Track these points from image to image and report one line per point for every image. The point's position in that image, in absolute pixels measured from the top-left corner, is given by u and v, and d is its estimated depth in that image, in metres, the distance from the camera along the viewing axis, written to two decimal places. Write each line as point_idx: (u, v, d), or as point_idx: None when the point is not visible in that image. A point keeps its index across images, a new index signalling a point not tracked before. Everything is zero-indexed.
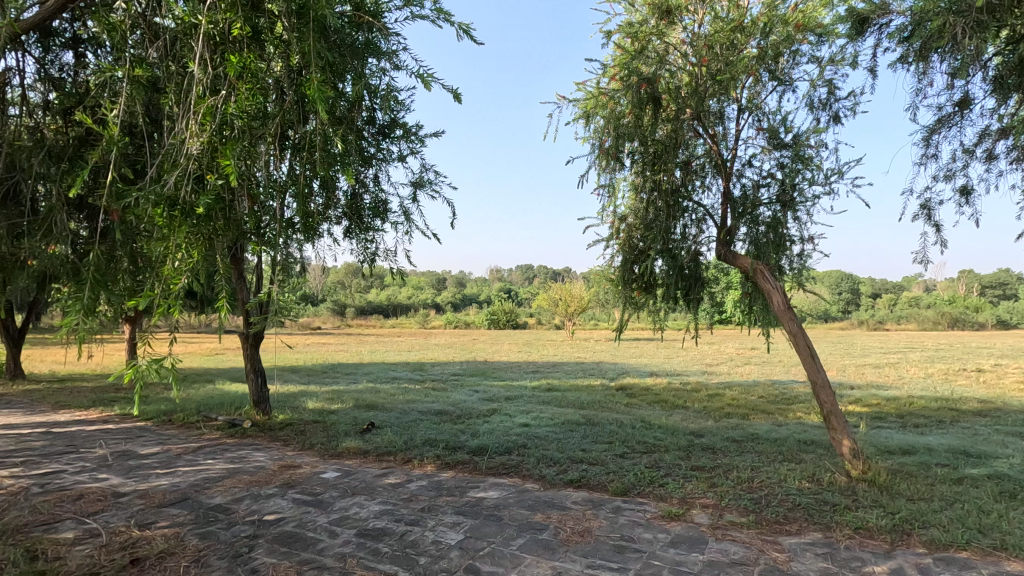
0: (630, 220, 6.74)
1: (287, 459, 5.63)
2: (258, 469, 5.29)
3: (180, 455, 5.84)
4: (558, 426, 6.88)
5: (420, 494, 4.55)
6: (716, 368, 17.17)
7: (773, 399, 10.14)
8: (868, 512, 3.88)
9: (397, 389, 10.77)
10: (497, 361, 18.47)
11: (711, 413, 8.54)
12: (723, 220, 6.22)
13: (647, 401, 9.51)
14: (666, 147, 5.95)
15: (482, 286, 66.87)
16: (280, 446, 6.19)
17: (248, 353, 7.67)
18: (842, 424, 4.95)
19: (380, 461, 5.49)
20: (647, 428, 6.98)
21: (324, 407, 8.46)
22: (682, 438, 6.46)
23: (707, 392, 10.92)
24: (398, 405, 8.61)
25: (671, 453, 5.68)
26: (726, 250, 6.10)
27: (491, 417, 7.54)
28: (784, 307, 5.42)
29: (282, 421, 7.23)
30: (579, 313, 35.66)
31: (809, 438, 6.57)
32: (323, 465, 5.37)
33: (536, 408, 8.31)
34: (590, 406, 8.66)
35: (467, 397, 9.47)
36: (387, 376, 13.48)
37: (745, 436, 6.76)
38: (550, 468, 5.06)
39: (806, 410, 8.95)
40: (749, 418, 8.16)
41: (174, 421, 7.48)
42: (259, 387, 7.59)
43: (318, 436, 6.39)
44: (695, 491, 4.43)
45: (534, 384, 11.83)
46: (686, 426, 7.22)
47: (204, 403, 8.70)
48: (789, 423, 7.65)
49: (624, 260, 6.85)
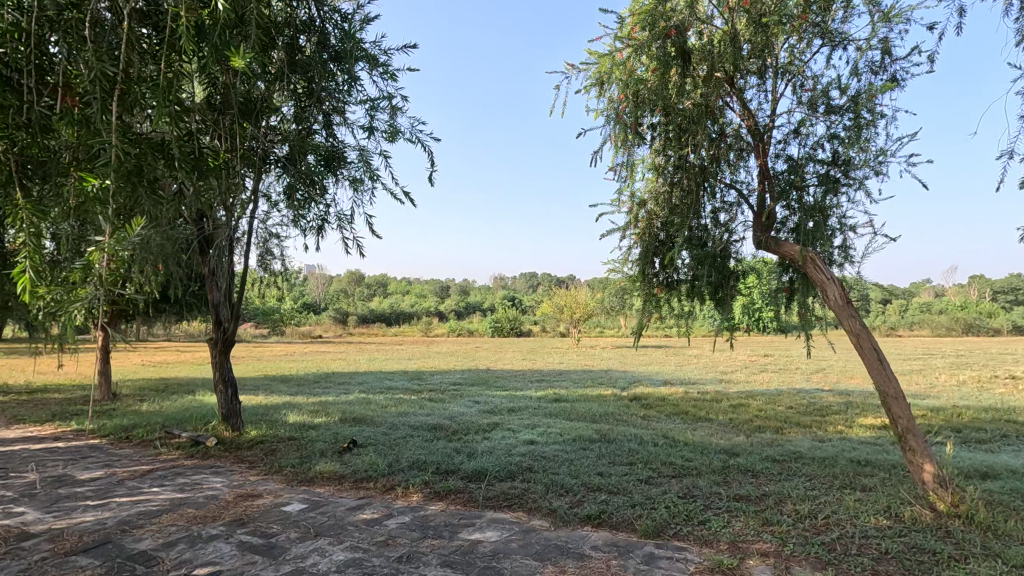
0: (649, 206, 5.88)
1: (246, 486, 4.71)
2: (208, 500, 4.39)
3: (123, 481, 4.95)
4: (569, 444, 5.97)
5: (399, 535, 3.63)
6: (732, 376, 16.16)
7: (805, 410, 9.18)
8: (985, 567, 2.94)
9: (390, 400, 9.86)
10: (500, 370, 17.53)
11: (739, 427, 7.59)
12: (760, 204, 5.33)
13: (666, 413, 8.55)
14: (694, 118, 5.13)
15: (485, 295, 66.12)
16: (245, 468, 5.29)
17: (217, 360, 6.82)
18: (920, 444, 4.03)
19: (358, 489, 4.58)
20: (671, 445, 6.04)
21: (305, 422, 7.56)
22: (715, 458, 5.52)
23: (729, 403, 9.96)
24: (388, 418, 7.69)
25: (706, 478, 4.73)
26: (765, 237, 5.20)
27: (492, 433, 6.61)
28: (841, 301, 4.49)
29: (252, 438, 6.32)
30: (585, 320, 34.69)
31: (863, 459, 5.61)
32: (287, 495, 4.46)
33: (542, 422, 7.38)
34: (603, 419, 7.73)
35: (465, 410, 8.56)
36: (382, 385, 12.56)
37: (787, 454, 5.82)
38: (562, 499, 4.15)
39: (845, 422, 7.98)
40: (786, 432, 7.21)
41: (132, 439, 6.58)
42: (229, 399, 6.73)
43: (289, 456, 5.48)
44: (747, 532, 3.50)
45: (539, 394, 10.91)
46: (716, 444, 6.28)
47: (172, 417, 7.80)
48: (832, 439, 6.69)
49: (644, 250, 5.96)
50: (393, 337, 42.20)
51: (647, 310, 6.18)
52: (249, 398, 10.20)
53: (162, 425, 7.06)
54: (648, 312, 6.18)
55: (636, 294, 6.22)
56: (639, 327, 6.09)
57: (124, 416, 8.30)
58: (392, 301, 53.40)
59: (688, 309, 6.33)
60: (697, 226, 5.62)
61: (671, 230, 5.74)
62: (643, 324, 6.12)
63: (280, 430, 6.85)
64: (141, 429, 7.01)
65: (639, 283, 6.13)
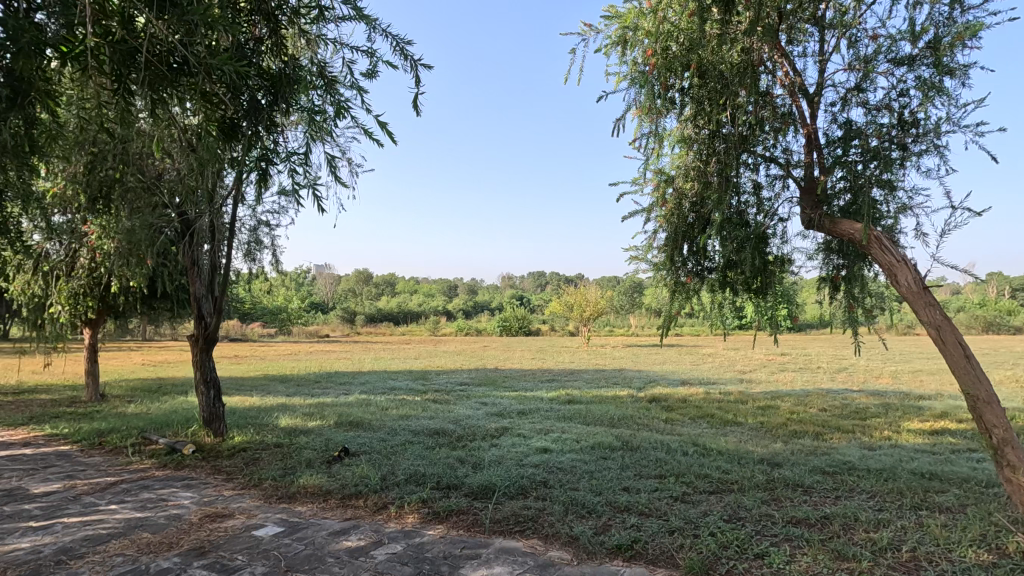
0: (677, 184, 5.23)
1: (217, 504, 4.09)
2: (170, 522, 3.76)
3: (80, 496, 4.34)
4: (587, 453, 5.31)
5: (389, 569, 2.99)
6: (753, 376, 15.33)
7: (842, 413, 8.41)
8: None
9: (391, 402, 9.19)
10: (508, 369, 16.83)
11: (774, 432, 6.87)
12: (808, 178, 4.63)
13: (691, 417, 7.81)
14: (735, 75, 4.51)
15: (494, 294, 65.49)
16: (220, 481, 4.65)
17: (198, 359, 6.19)
18: (1021, 458, 3.41)
19: (345, 509, 3.93)
20: (703, 454, 5.37)
21: (297, 427, 6.93)
22: (756, 470, 4.82)
23: (757, 406, 9.20)
24: (387, 423, 7.03)
25: (750, 496, 4.05)
26: (817, 214, 4.50)
27: (501, 439, 5.94)
28: (916, 287, 3.78)
29: (234, 445, 5.70)
30: (595, 318, 33.88)
31: (926, 471, 4.88)
32: (262, 516, 3.83)
33: (556, 426, 6.68)
34: (623, 423, 7.04)
35: (472, 412, 7.91)
36: (385, 386, 11.92)
37: (837, 465, 5.11)
38: (585, 524, 3.48)
39: (892, 428, 7.20)
40: (828, 439, 6.46)
41: (103, 446, 5.98)
42: (211, 402, 6.10)
43: (271, 467, 4.84)
44: (817, 570, 2.82)
45: (551, 395, 10.21)
46: (752, 452, 5.59)
47: (154, 421, 7.20)
48: (881, 447, 5.96)
49: (672, 232, 5.26)
50: (400, 336, 41.54)
51: (676, 301, 5.46)
52: (243, 401, 9.58)
53: (140, 430, 6.47)
54: (677, 305, 5.46)
55: (662, 284, 5.51)
56: (667, 322, 5.36)
57: (106, 420, 7.72)
58: (399, 300, 52.80)
59: (720, 301, 5.62)
60: (736, 205, 4.93)
61: (707, 208, 5.04)
62: (671, 318, 5.41)
63: (268, 436, 6.23)
64: (118, 434, 6.42)
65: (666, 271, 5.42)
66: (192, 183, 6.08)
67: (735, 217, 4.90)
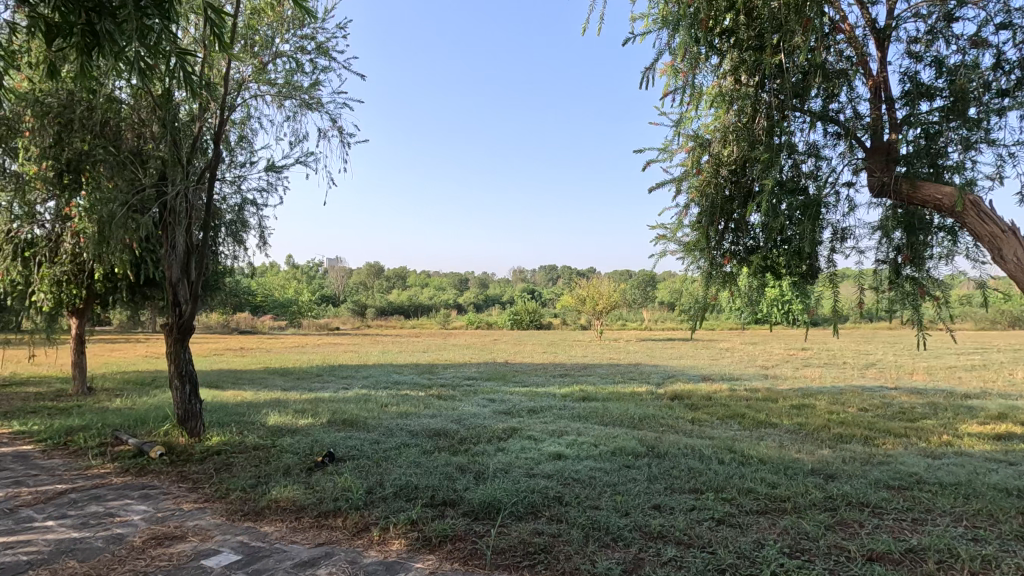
0: (715, 148, 4.47)
1: (169, 522, 3.44)
2: (107, 546, 3.13)
3: (17, 509, 3.73)
4: (606, 460, 4.62)
5: None
6: (778, 372, 14.50)
7: (887, 414, 7.60)
8: None
9: (392, 398, 8.54)
10: (519, 363, 16.15)
11: (815, 435, 6.12)
12: (878, 138, 3.83)
13: (720, 418, 7.05)
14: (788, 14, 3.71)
15: (505, 287, 64.86)
16: (182, 492, 4.02)
17: (171, 352, 5.56)
18: None
19: (318, 530, 3.26)
20: (741, 462, 4.64)
21: (285, 426, 6.29)
22: (809, 484, 4.08)
23: (789, 405, 8.41)
24: (384, 421, 6.37)
25: (811, 521, 3.34)
26: (889, 177, 3.65)
27: (509, 442, 5.25)
28: None
29: (208, 447, 5.07)
30: (608, 311, 33.04)
31: (1011, 488, 4.12)
32: (218, 540, 3.18)
33: (571, 428, 5.97)
34: (645, 424, 6.33)
35: (478, 410, 7.25)
36: (389, 380, 11.32)
37: (901, 478, 4.36)
38: (612, 560, 2.78)
39: (949, 431, 6.39)
40: (880, 444, 5.68)
41: (67, 446, 5.38)
42: (185, 399, 5.48)
43: (243, 475, 4.20)
44: None
45: (565, 391, 9.52)
46: (796, 460, 4.86)
47: (131, 417, 6.60)
48: (945, 454, 5.19)
49: (709, 203, 4.50)
50: (411, 329, 41.04)
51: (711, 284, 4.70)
52: (236, 395, 8.98)
53: (112, 428, 5.87)
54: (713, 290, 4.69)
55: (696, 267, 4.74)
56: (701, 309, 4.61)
57: (84, 415, 7.15)
58: (409, 294, 52.29)
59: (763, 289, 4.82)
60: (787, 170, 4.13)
61: (751, 173, 4.26)
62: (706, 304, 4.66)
63: (249, 436, 5.60)
64: (87, 432, 5.83)
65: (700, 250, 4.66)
66: (165, 155, 5.47)
67: (787, 182, 4.09)
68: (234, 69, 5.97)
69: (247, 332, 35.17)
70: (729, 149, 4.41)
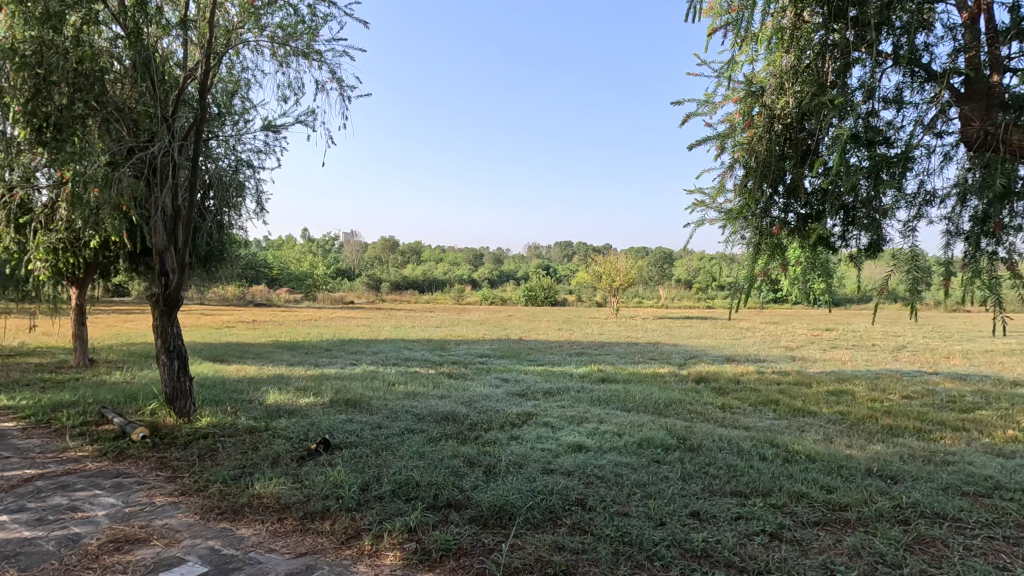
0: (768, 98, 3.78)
1: (135, 521, 3.01)
2: (58, 550, 2.70)
3: None
4: (633, 454, 4.11)
5: None
6: (806, 354, 13.82)
7: (934, 403, 6.96)
8: None
9: (400, 376, 8.11)
10: (534, 340, 15.66)
11: (861, 425, 5.54)
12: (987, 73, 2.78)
13: (752, 404, 6.48)
14: None
15: (520, 262, 64.25)
16: (158, 482, 3.59)
17: (158, 326, 5.13)
18: None
19: (302, 536, 2.81)
20: (786, 459, 4.10)
21: (283, 406, 5.87)
22: (870, 488, 3.52)
23: (825, 391, 7.80)
24: (390, 403, 5.92)
25: (885, 539, 2.80)
26: (992, 127, 2.65)
27: (523, 430, 4.75)
28: None
29: (196, 430, 4.65)
30: (625, 288, 32.36)
31: None
32: (186, 545, 2.73)
33: (591, 414, 5.45)
34: (671, 411, 5.80)
35: (491, 391, 6.78)
36: (399, 356, 10.90)
37: (976, 482, 3.78)
38: None
39: (1011, 425, 5.76)
40: (937, 439, 5.08)
41: (49, 425, 5.00)
42: (174, 376, 5.07)
43: (226, 465, 3.76)
44: None
45: (582, 371, 9.02)
46: (848, 456, 4.29)
47: (124, 394, 6.23)
48: (1017, 453, 4.58)
49: (759, 162, 3.80)
50: (425, 304, 40.79)
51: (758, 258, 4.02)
52: (238, 371, 8.61)
53: (99, 406, 5.49)
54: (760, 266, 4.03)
55: (743, 238, 4.10)
56: (749, 286, 3.97)
57: (77, 389, 6.81)
58: (424, 268, 51.89)
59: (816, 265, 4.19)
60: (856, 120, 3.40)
61: (815, 127, 3.56)
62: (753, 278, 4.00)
63: (243, 417, 5.19)
64: (73, 409, 5.46)
65: (745, 220, 4.02)
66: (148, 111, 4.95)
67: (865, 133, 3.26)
68: (226, 15, 5.39)
69: (262, 304, 35.20)
70: (786, 100, 3.69)
